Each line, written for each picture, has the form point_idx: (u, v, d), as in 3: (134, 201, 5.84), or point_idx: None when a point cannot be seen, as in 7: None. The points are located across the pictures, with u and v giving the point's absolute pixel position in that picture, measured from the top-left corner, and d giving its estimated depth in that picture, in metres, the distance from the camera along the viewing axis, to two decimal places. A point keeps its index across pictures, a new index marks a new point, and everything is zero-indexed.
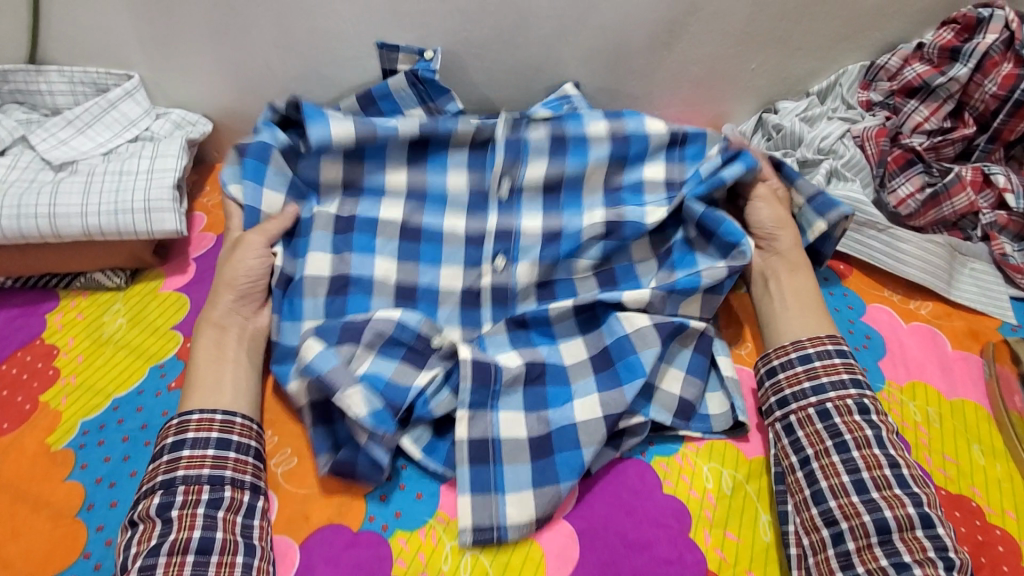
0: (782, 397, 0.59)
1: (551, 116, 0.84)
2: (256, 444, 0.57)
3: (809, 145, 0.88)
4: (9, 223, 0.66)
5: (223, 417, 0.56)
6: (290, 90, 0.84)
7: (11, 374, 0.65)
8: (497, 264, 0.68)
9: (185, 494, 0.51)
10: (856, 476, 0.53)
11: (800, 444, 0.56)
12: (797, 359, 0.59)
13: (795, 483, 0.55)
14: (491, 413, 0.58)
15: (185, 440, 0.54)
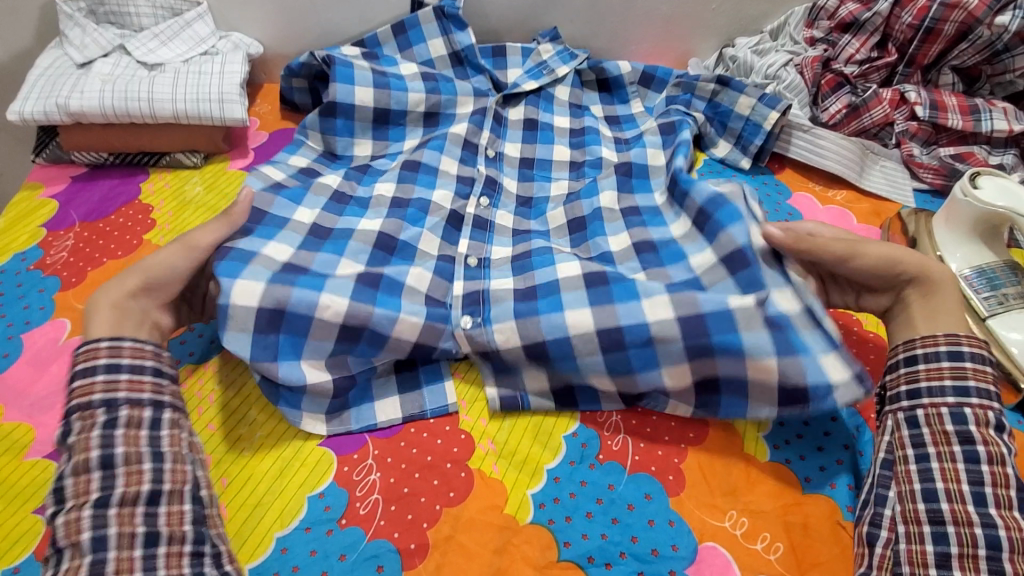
0: (913, 392, 0.58)
1: (536, 66, 1.03)
2: (151, 367, 0.56)
3: (759, 72, 1.05)
4: (118, 104, 0.84)
5: (109, 343, 0.55)
6: (327, 20, 1.02)
7: (118, 222, 0.84)
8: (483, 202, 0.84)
9: (81, 418, 0.51)
10: (977, 485, 0.52)
11: (922, 440, 0.55)
12: (945, 352, 0.57)
13: (905, 474, 0.55)
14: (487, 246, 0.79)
15: (81, 368, 0.54)
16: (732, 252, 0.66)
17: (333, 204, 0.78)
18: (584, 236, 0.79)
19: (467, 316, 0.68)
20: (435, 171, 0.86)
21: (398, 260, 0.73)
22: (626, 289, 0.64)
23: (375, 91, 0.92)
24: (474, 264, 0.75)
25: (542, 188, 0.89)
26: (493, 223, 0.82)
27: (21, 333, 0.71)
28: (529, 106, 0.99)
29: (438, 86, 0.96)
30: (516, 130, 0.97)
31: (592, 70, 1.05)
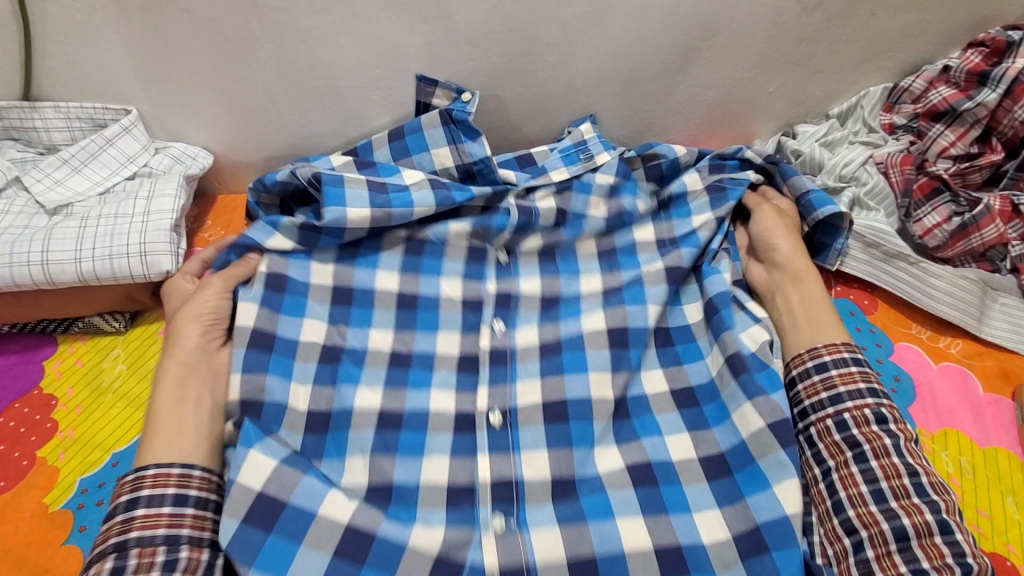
0: (802, 408, 0.62)
1: (573, 146, 0.82)
2: (161, 533, 0.51)
3: (830, 172, 0.85)
4: (0, 273, 0.64)
5: (181, 470, 0.55)
6: (291, 122, 0.82)
7: (7, 427, 0.63)
8: (497, 326, 0.70)
9: (138, 558, 0.49)
10: (872, 483, 0.54)
11: (822, 455, 0.58)
12: (811, 367, 0.62)
13: (818, 490, 0.58)
14: (513, 455, 0.61)
15: (140, 498, 0.52)
16: (778, 419, 0.59)
17: (326, 370, 0.65)
18: (628, 427, 0.64)
19: (498, 521, 0.57)
20: (436, 302, 0.72)
21: (408, 449, 0.61)
22: (675, 493, 0.59)
23: (371, 209, 0.71)
24: (498, 424, 0.63)
25: (569, 283, 0.76)
26: (514, 350, 0.69)
27: None
28: (562, 194, 0.80)
29: (450, 193, 0.75)
30: (530, 263, 0.77)
31: (640, 156, 0.84)
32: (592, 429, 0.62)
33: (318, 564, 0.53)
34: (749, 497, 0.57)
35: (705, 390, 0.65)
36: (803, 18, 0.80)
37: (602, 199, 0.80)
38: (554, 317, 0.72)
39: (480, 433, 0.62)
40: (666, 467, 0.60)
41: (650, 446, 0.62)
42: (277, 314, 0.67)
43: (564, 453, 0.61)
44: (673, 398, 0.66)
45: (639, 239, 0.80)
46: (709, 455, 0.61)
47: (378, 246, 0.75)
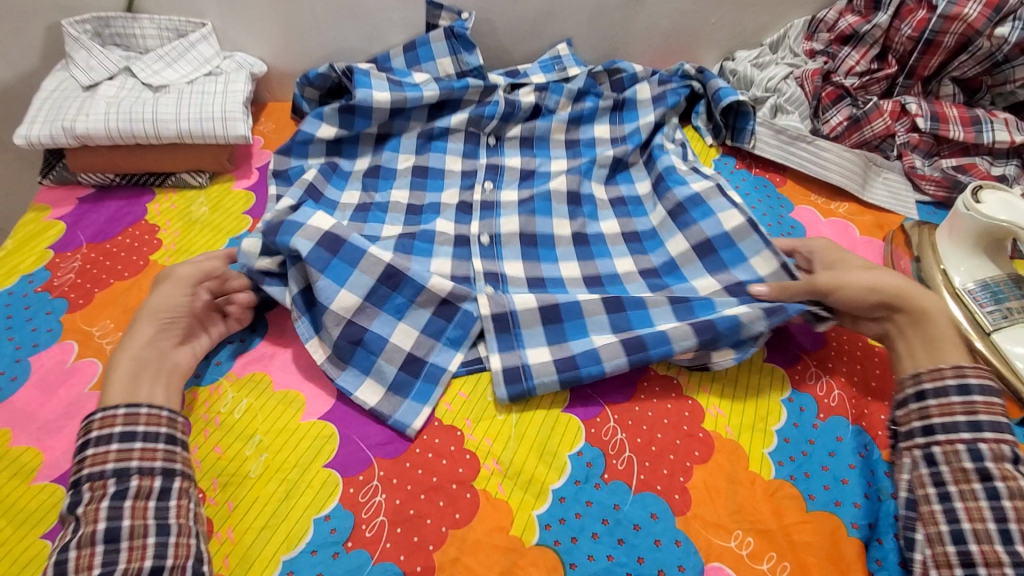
0: (921, 392, 0.61)
1: (550, 59, 1.06)
2: (107, 467, 0.55)
3: (759, 86, 1.06)
4: (123, 127, 0.86)
5: (125, 411, 0.57)
6: (329, 39, 1.04)
7: (125, 242, 0.85)
8: (487, 186, 0.94)
9: (92, 489, 0.53)
10: (991, 503, 0.55)
11: (941, 476, 0.57)
12: (953, 385, 0.60)
13: (919, 477, 0.59)
14: (498, 259, 0.83)
15: (89, 440, 0.56)
16: (699, 241, 0.82)
17: (359, 213, 0.87)
18: (588, 250, 0.85)
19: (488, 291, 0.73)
20: (442, 171, 0.96)
21: (421, 251, 0.82)
22: (620, 288, 0.80)
23: (391, 95, 0.95)
24: (486, 243, 0.84)
25: (543, 164, 0.99)
26: (500, 202, 0.92)
27: (30, 355, 0.71)
28: (539, 92, 1.03)
29: (450, 83, 0.99)
30: (513, 149, 1.01)
31: (606, 71, 1.07)
32: (555, 251, 0.85)
33: (363, 283, 0.70)
34: (674, 287, 0.79)
35: (647, 232, 0.88)
36: None
37: (568, 103, 1.03)
38: (530, 185, 0.95)
39: (472, 246, 0.84)
40: (612, 275, 0.82)
41: (601, 264, 0.84)
42: (326, 182, 0.91)
43: (533, 264, 0.83)
44: (623, 238, 0.88)
45: (597, 134, 1.02)
46: (646, 267, 0.83)
47: (404, 121, 0.98)
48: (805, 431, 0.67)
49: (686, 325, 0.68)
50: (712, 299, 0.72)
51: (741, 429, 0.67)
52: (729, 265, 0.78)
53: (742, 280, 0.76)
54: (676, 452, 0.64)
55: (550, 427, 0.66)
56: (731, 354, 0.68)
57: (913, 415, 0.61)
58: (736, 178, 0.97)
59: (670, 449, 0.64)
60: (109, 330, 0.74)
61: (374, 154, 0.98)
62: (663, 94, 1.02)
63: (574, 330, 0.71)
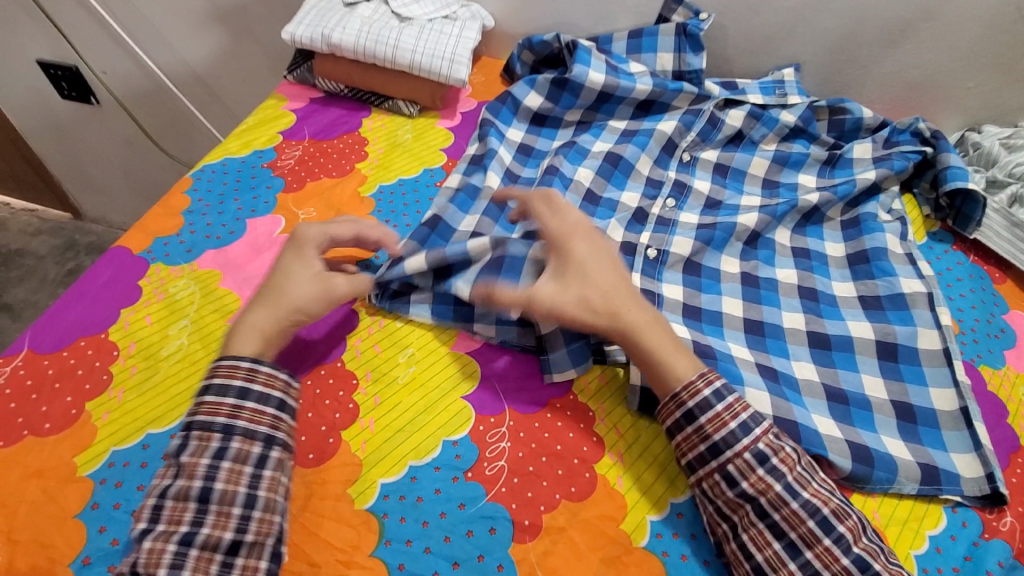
0: (687, 410, 0.58)
1: (772, 82, 1.00)
2: (277, 395, 0.58)
3: (1002, 167, 0.94)
4: (368, 46, 0.95)
5: (285, 378, 0.59)
6: (560, 11, 1.07)
7: (339, 146, 0.94)
8: (668, 203, 0.88)
9: (240, 445, 0.55)
10: (767, 520, 0.54)
11: (748, 493, 0.54)
12: (734, 430, 0.56)
13: (728, 500, 0.55)
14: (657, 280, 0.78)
15: (253, 392, 0.57)
16: (886, 339, 0.73)
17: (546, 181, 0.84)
18: (756, 293, 0.78)
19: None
20: (631, 170, 0.90)
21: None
22: (780, 347, 0.73)
23: (605, 79, 0.94)
24: (652, 257, 0.79)
25: (732, 197, 0.91)
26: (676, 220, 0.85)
27: (247, 218, 0.81)
28: (749, 115, 0.96)
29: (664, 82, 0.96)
30: (704, 172, 0.94)
31: (829, 107, 0.98)
32: (719, 286, 0.79)
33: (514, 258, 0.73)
34: (840, 370, 0.72)
35: (826, 295, 0.79)
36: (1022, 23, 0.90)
37: (775, 140, 0.96)
38: (713, 214, 0.87)
39: (637, 257, 0.79)
40: (776, 327, 0.75)
41: (767, 311, 0.76)
42: (522, 166, 0.93)
43: (692, 292, 0.78)
44: (798, 291, 0.79)
45: (799, 182, 0.93)
46: (816, 331, 0.75)
47: (607, 117, 0.98)
48: (962, 547, 0.60)
49: (842, 433, 0.65)
50: (874, 414, 0.68)
51: (891, 521, 0.61)
52: (907, 380, 0.71)
53: (914, 404, 0.69)
54: None
55: None
56: (884, 475, 0.62)
57: (695, 440, 0.57)
58: (947, 262, 0.87)
59: None
60: (312, 217, 0.82)
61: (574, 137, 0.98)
62: (888, 156, 0.91)
63: (730, 375, 0.66)
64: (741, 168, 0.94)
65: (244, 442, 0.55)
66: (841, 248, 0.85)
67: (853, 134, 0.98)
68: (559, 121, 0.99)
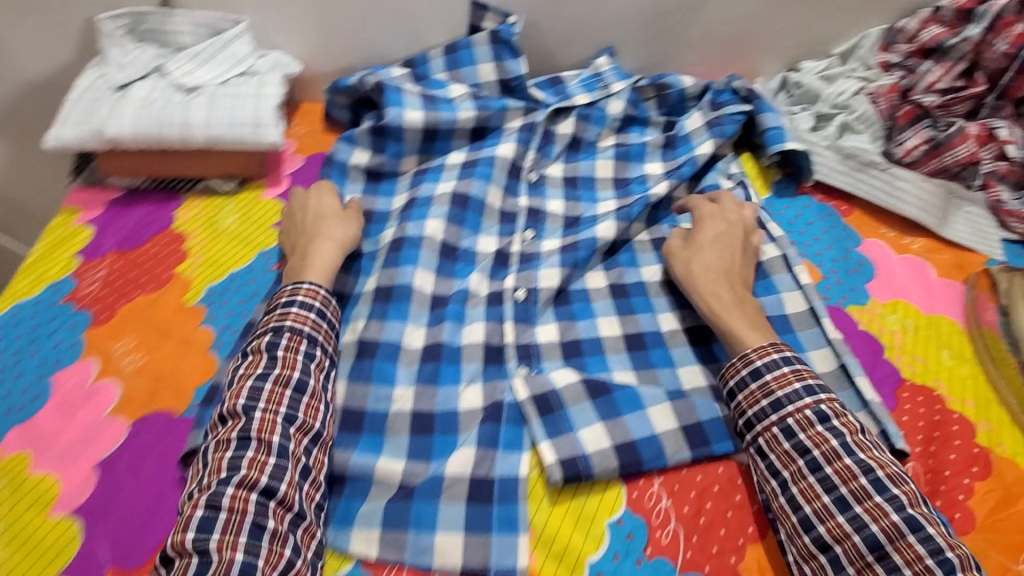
0: (753, 367, 0.62)
1: (591, 76, 0.98)
2: (317, 306, 0.67)
3: (826, 101, 0.98)
4: (151, 132, 0.82)
5: (311, 290, 0.68)
6: (366, 39, 0.99)
7: (151, 252, 0.82)
8: (527, 235, 0.84)
9: (288, 341, 0.64)
10: (819, 473, 0.56)
11: (805, 445, 0.57)
12: (801, 389, 0.60)
13: (782, 454, 0.58)
14: (531, 326, 0.74)
15: (295, 302, 0.67)
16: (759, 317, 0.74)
17: (390, 257, 0.77)
18: (628, 304, 0.77)
19: (523, 370, 0.69)
20: (481, 207, 0.85)
21: (453, 316, 0.73)
22: (663, 356, 0.72)
23: (424, 113, 0.89)
24: (522, 298, 0.75)
25: (588, 208, 0.88)
26: (540, 252, 0.81)
27: (52, 373, 0.70)
28: (579, 118, 0.95)
29: (488, 102, 0.93)
30: (556, 188, 0.91)
31: (653, 85, 0.99)
32: (592, 307, 0.77)
33: (345, 367, 0.69)
34: (725, 362, 0.72)
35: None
36: None
37: (611, 134, 0.97)
38: (574, 232, 0.83)
39: (505, 304, 0.74)
40: (656, 334, 0.74)
41: (643, 320, 0.75)
42: (364, 237, 0.84)
43: (568, 324, 0.75)
44: (667, 288, 0.78)
45: (647, 172, 0.92)
46: (694, 326, 0.74)
47: (443, 155, 0.92)
48: None
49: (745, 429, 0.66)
50: None
51: None
52: None
53: None
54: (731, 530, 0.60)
55: (598, 501, 0.61)
56: None
57: (757, 395, 0.61)
58: (797, 207, 0.89)
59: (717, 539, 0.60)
60: (130, 350, 0.72)
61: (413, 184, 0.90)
62: (719, 120, 0.92)
63: (625, 408, 0.66)
64: (588, 174, 0.92)
65: (316, 374, 0.63)
66: None
67: (682, 105, 1.00)
68: (396, 174, 0.92)
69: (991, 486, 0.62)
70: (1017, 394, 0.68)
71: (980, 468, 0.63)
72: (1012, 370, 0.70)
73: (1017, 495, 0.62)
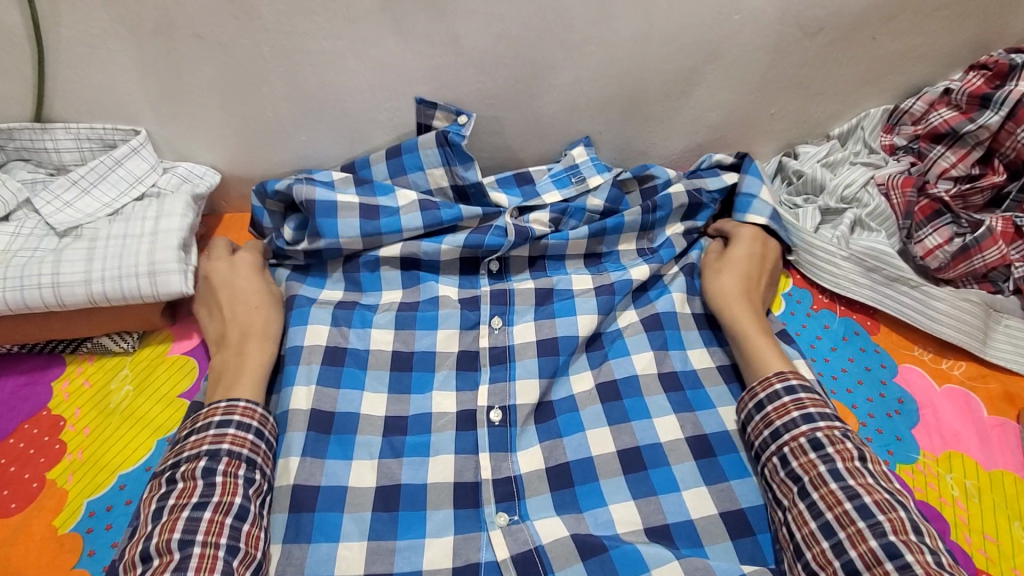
0: (758, 400, 0.63)
1: (564, 169, 0.85)
2: (256, 424, 0.60)
3: (831, 193, 0.87)
4: (13, 297, 0.64)
5: (261, 410, 0.62)
6: (299, 144, 0.84)
7: (17, 449, 0.63)
8: (495, 324, 0.74)
9: (225, 468, 0.56)
10: (809, 501, 0.55)
11: (797, 473, 0.57)
12: (798, 416, 0.59)
13: (781, 484, 0.58)
14: (511, 454, 0.64)
15: (232, 421, 0.59)
16: None
17: (331, 370, 0.68)
18: (644, 480, 0.63)
19: (503, 513, 0.60)
20: (431, 362, 0.71)
21: (414, 449, 0.64)
22: (696, 552, 0.58)
23: (362, 235, 0.75)
24: (498, 421, 0.65)
25: (565, 326, 0.74)
26: (511, 348, 0.72)
27: None
28: (554, 211, 0.81)
29: (438, 214, 0.78)
30: (526, 309, 0.76)
31: (636, 177, 0.85)
32: (579, 417, 0.68)
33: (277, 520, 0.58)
34: (771, 561, 0.58)
35: (719, 438, 0.66)
36: (805, 41, 0.81)
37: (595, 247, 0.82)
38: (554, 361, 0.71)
39: (487, 505, 0.60)
40: (682, 523, 0.60)
41: (667, 503, 0.61)
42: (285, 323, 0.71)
43: (574, 519, 0.60)
44: (688, 449, 0.65)
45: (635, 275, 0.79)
46: (730, 511, 0.61)
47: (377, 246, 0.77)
48: None
49: None
50: None
51: None
52: None
53: None
54: None
55: None
56: None
57: (761, 427, 0.62)
58: (816, 325, 0.76)
59: None
60: None
61: (346, 285, 0.77)
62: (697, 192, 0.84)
63: (618, 560, 0.56)
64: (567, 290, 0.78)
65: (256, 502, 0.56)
66: (707, 363, 0.73)
67: None
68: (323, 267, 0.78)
69: None
70: None
71: None
72: None
73: None
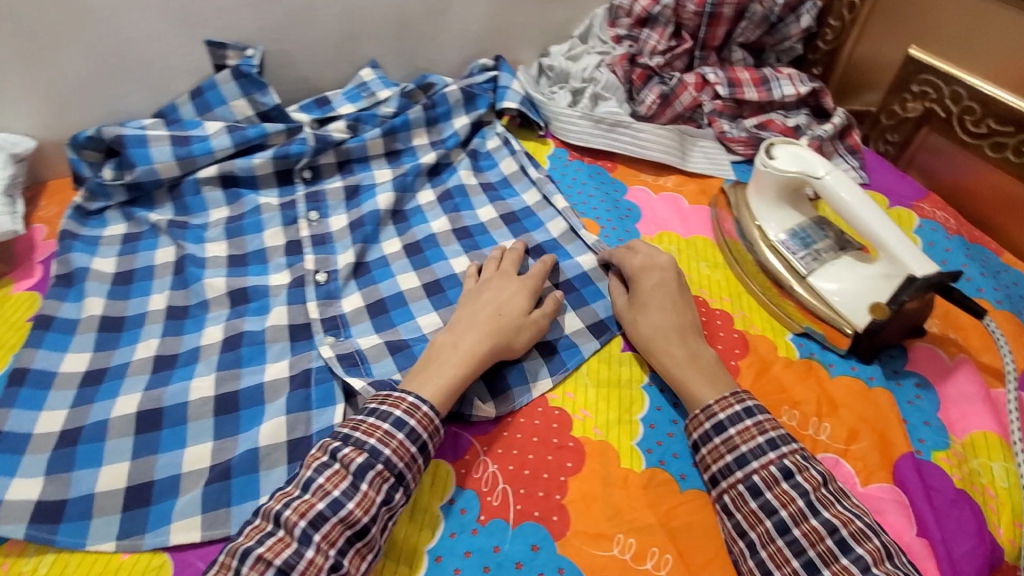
0: (717, 420, 0.63)
1: (354, 87, 1.01)
2: (423, 437, 0.60)
3: (575, 78, 1.09)
4: None
5: (412, 400, 0.61)
6: (107, 100, 0.92)
7: None
8: (312, 217, 0.89)
9: (364, 492, 0.56)
10: (761, 498, 0.58)
11: (751, 481, 0.59)
12: (739, 411, 0.62)
13: (731, 487, 0.60)
14: (336, 300, 0.80)
15: (407, 421, 0.60)
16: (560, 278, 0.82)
17: (178, 278, 0.80)
18: (444, 297, 0.81)
19: (330, 337, 0.74)
20: (263, 255, 0.84)
21: (256, 311, 0.78)
22: None
23: (176, 160, 0.87)
24: (323, 281, 0.81)
25: (370, 205, 0.91)
26: (330, 233, 0.88)
27: None
28: (347, 120, 0.97)
29: (245, 133, 0.90)
30: (338, 202, 0.92)
31: (419, 87, 1.02)
32: (391, 269, 0.85)
33: (140, 382, 0.70)
34: None
35: None
36: None
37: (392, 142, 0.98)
38: (364, 234, 0.87)
39: (319, 334, 0.75)
40: None
41: None
42: (134, 254, 0.83)
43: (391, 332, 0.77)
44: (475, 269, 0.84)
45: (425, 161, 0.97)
46: None
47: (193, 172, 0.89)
48: (665, 414, 0.70)
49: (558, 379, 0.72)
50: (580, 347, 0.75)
51: (609, 428, 0.68)
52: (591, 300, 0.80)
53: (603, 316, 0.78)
54: (554, 472, 0.64)
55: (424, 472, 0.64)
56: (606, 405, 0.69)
57: (704, 425, 0.63)
58: (570, 171, 0.99)
59: (542, 485, 0.63)
60: None
61: (174, 210, 0.89)
62: (471, 88, 1.03)
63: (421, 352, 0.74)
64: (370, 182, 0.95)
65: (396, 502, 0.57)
66: (491, 211, 0.93)
67: None
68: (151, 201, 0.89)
69: (751, 360, 0.74)
70: (757, 280, 0.81)
71: (740, 349, 0.75)
72: (751, 264, 0.82)
73: (769, 360, 0.74)
